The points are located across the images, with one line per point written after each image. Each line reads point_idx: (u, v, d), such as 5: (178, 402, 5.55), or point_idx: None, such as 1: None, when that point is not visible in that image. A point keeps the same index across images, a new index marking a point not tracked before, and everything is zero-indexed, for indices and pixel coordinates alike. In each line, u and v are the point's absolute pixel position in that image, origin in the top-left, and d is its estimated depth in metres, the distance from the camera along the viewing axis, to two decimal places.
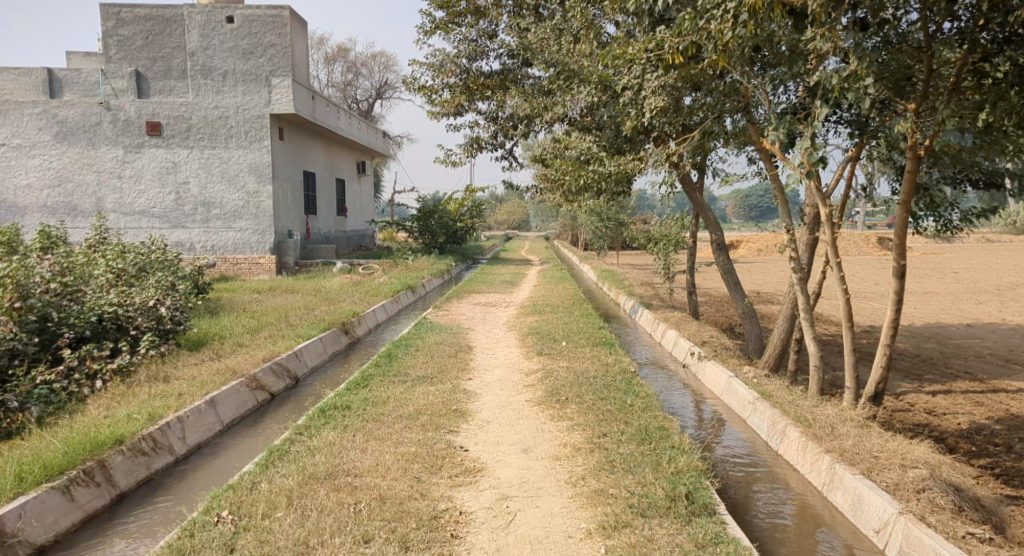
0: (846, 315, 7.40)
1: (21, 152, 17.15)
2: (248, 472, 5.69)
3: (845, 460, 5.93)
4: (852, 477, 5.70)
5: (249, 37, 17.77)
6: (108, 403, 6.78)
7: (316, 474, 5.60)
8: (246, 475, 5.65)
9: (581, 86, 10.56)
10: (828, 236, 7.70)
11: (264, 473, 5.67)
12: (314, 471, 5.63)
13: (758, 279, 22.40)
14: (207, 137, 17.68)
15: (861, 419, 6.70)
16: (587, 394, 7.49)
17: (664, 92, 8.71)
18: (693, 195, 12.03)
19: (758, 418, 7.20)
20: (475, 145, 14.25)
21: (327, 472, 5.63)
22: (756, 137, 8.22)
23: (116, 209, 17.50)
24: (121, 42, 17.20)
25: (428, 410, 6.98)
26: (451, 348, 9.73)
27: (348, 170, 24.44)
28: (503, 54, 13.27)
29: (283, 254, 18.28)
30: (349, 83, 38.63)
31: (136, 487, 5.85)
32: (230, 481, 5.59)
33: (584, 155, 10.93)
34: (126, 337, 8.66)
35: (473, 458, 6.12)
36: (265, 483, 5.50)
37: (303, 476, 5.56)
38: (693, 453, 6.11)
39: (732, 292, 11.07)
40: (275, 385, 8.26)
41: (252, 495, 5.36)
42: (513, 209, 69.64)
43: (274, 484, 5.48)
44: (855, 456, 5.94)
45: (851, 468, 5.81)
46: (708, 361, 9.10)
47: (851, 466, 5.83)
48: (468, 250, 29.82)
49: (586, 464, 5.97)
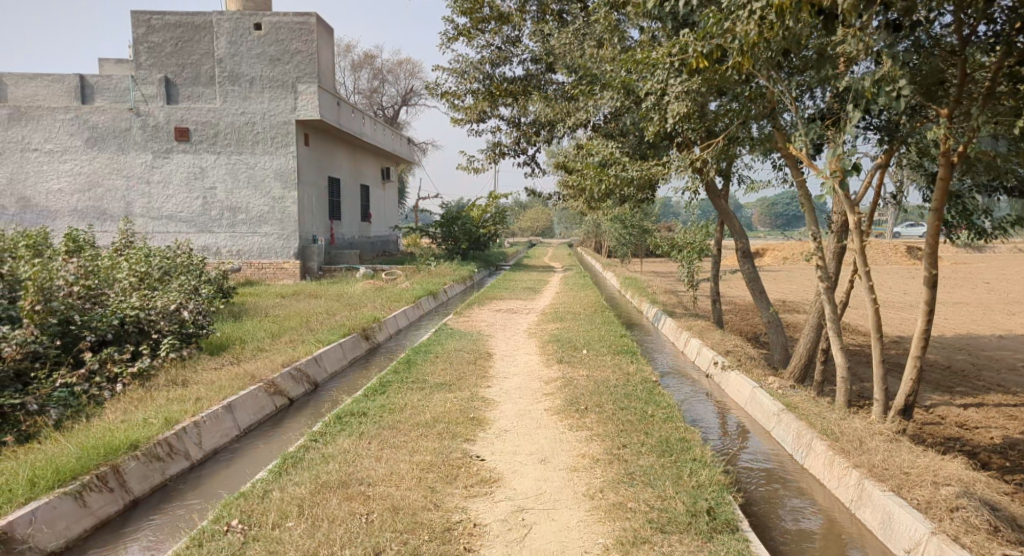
0: (874, 325, 7.20)
1: (52, 157, 17.37)
2: (261, 479, 5.64)
3: (873, 476, 5.75)
4: (881, 494, 5.52)
5: (276, 43, 17.87)
6: (126, 407, 6.78)
7: (329, 482, 5.53)
8: (259, 482, 5.60)
9: (604, 91, 10.46)
10: (856, 244, 7.51)
11: (276, 481, 5.61)
12: (327, 479, 5.57)
13: (784, 288, 22.10)
14: (233, 142, 17.81)
15: (890, 433, 6.51)
16: (608, 403, 7.36)
17: (689, 97, 8.59)
18: (718, 202, 11.85)
19: (783, 430, 7.02)
20: (497, 151, 14.18)
21: (340, 480, 5.56)
22: (783, 142, 8.06)
23: (145, 214, 17.68)
24: (150, 49, 17.39)
25: (445, 418, 6.89)
26: (470, 354, 9.65)
27: (372, 176, 24.52)
28: (526, 60, 13.20)
29: (307, 259, 18.35)
30: (375, 90, 38.82)
31: (150, 493, 5.83)
32: (244, 488, 5.54)
33: (607, 160, 10.82)
34: (148, 341, 8.69)
35: (489, 468, 6.02)
36: (277, 491, 5.44)
37: (315, 484, 5.50)
38: (716, 466, 5.96)
39: (757, 301, 10.88)
40: (294, 391, 8.23)
41: (264, 503, 5.30)
42: (537, 216, 69.62)
43: (285, 493, 5.41)
44: (884, 472, 5.75)
45: (879, 484, 5.63)
46: (731, 371, 8.93)
47: (880, 483, 5.65)
48: (491, 256, 29.79)
49: (604, 477, 5.84)
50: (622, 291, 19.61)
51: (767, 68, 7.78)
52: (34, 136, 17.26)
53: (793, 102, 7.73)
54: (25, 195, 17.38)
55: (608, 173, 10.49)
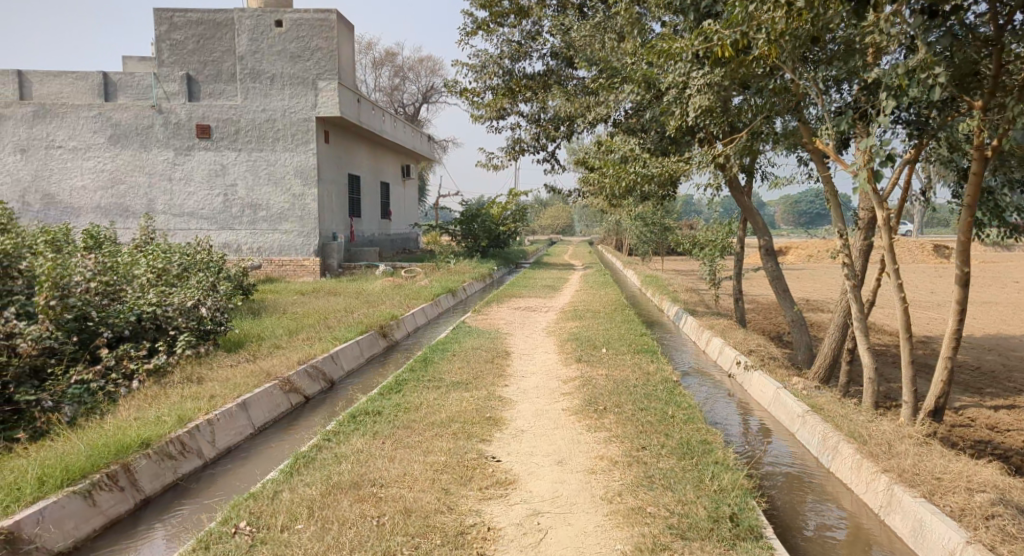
0: (903, 325, 6.99)
1: (76, 154, 17.47)
2: (272, 479, 5.56)
3: (903, 482, 5.55)
4: (912, 501, 5.33)
5: (297, 40, 17.85)
6: (140, 405, 6.73)
7: (340, 483, 5.44)
8: (270, 482, 5.52)
9: (625, 85, 10.29)
10: (885, 242, 7.30)
11: (287, 482, 5.52)
12: (339, 480, 5.48)
13: (807, 286, 21.78)
14: (254, 139, 17.82)
15: (920, 437, 6.30)
16: (627, 403, 7.21)
17: (712, 90, 8.41)
18: (741, 199, 11.64)
19: (808, 432, 6.82)
20: (517, 147, 14.05)
21: (352, 481, 5.46)
22: (809, 136, 7.86)
23: (166, 211, 17.75)
24: (173, 46, 17.42)
25: (461, 417, 6.78)
26: (488, 353, 9.54)
27: (392, 173, 24.48)
28: (547, 55, 13.05)
29: (327, 256, 18.37)
30: (396, 88, 38.84)
31: (161, 492, 5.77)
32: (255, 489, 5.45)
33: (627, 156, 10.66)
34: (165, 338, 8.67)
35: (505, 469, 5.89)
36: (287, 492, 5.35)
37: (326, 485, 5.41)
38: (738, 470, 5.79)
39: (780, 300, 10.67)
40: (310, 388, 8.16)
41: (273, 505, 5.22)
42: (557, 213, 69.42)
43: (296, 494, 5.33)
44: (914, 478, 5.55)
45: (909, 490, 5.43)
46: (754, 371, 8.73)
47: (910, 488, 5.46)
48: (511, 254, 29.67)
49: (622, 480, 5.70)
50: (643, 289, 19.41)
51: (792, 59, 7.59)
52: (58, 134, 17.36)
53: (821, 94, 7.50)
54: (49, 192, 17.50)
55: (629, 170, 10.32)
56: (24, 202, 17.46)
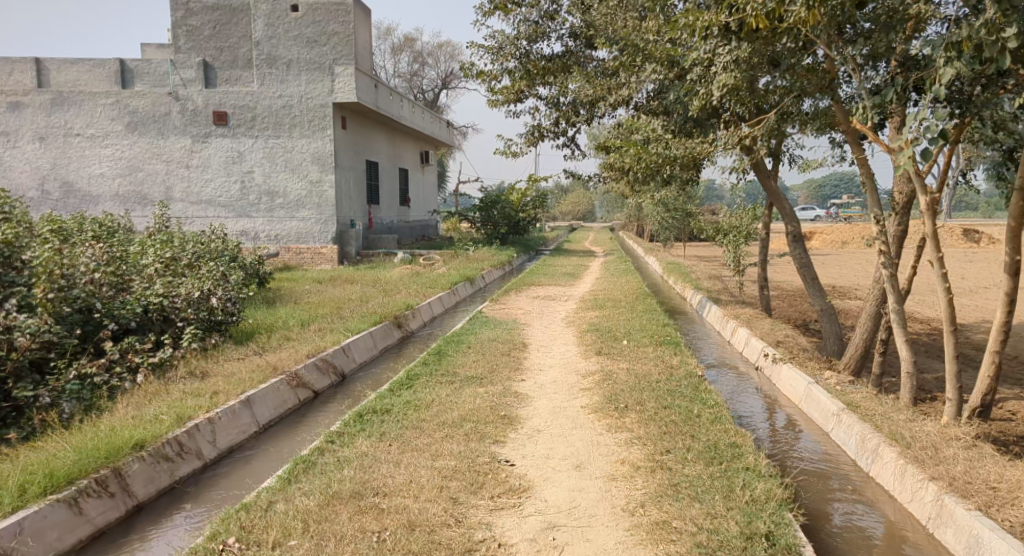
0: (948, 317, 6.55)
1: (94, 142, 17.30)
2: (268, 488, 5.27)
3: (955, 491, 5.14)
4: (964, 513, 4.93)
5: (313, 25, 17.50)
6: (140, 402, 6.49)
7: (340, 493, 5.13)
8: (265, 491, 5.23)
9: (647, 64, 9.84)
10: (928, 228, 6.82)
11: (284, 491, 5.23)
12: (339, 489, 5.17)
13: (833, 273, 21.23)
14: (271, 126, 17.53)
15: (968, 439, 5.88)
16: (649, 401, 6.83)
17: (739, 68, 7.94)
18: (768, 184, 11.15)
19: (844, 432, 6.41)
20: (536, 133, 13.65)
21: (353, 490, 5.16)
22: (843, 116, 7.38)
23: (184, 198, 17.56)
24: (190, 32, 17.13)
25: (474, 416, 6.45)
26: (504, 345, 9.19)
27: (410, 159, 24.14)
28: (565, 35, 12.59)
29: (345, 243, 18.10)
30: (415, 74, 38.44)
31: (157, 497, 5.53)
32: (249, 498, 5.18)
33: (649, 138, 10.23)
34: (172, 329, 8.40)
35: (519, 475, 5.56)
36: (282, 504, 5.05)
37: (325, 495, 5.11)
38: (771, 477, 5.40)
39: (809, 288, 10.22)
40: (318, 383, 7.88)
41: (266, 517, 4.92)
42: (578, 199, 68.90)
43: (292, 505, 5.03)
44: (967, 487, 5.15)
45: (962, 502, 5.02)
46: (783, 364, 8.30)
47: (963, 499, 5.05)
48: (531, 241, 29.32)
49: (645, 489, 5.34)
50: (665, 277, 18.98)
51: (827, 32, 7.11)
52: (76, 121, 17.19)
53: (857, 68, 6.99)
54: (68, 179, 17.36)
55: (652, 152, 9.81)
56: (43, 191, 17.36)
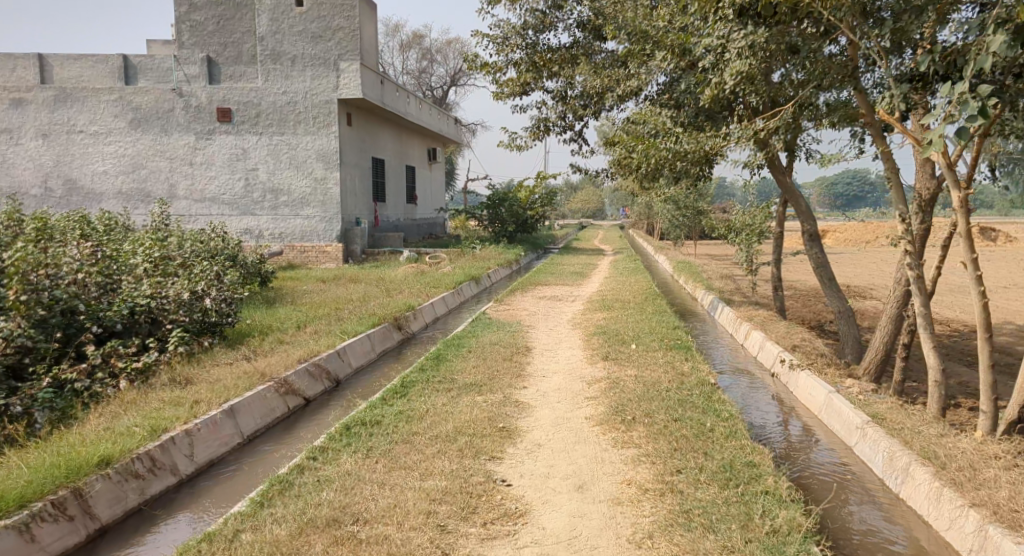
0: (983, 323, 6.07)
1: (97, 139, 16.99)
2: (239, 514, 4.91)
3: (1001, 521, 4.72)
4: (1010, 547, 4.50)
5: (318, 20, 17.05)
6: (116, 413, 6.18)
7: (316, 520, 4.77)
8: (235, 518, 4.87)
9: (657, 53, 9.41)
10: (961, 226, 6.35)
11: (255, 517, 4.87)
12: (315, 515, 4.82)
13: (846, 272, 20.69)
14: (275, 123, 17.16)
15: (1008, 459, 5.46)
16: (659, 412, 6.40)
17: (754, 55, 7.49)
18: (784, 180, 10.66)
19: (868, 446, 5.98)
20: (542, 127, 13.20)
21: (330, 517, 4.80)
22: (866, 108, 6.92)
23: (187, 196, 17.24)
24: (193, 27, 16.81)
25: (471, 429, 6.05)
26: (506, 349, 8.79)
27: (417, 156, 23.73)
28: (573, 25, 12.12)
29: (350, 242, 17.70)
30: (424, 71, 38.04)
31: (123, 518, 5.26)
32: (216, 526, 4.81)
33: (658, 131, 9.80)
34: (160, 332, 8.02)
35: (517, 497, 5.18)
36: (249, 533, 4.69)
37: (299, 522, 4.75)
38: (792, 502, 4.99)
39: (825, 290, 9.76)
40: (311, 389, 7.54)
41: (231, 549, 4.56)
42: (588, 197, 68.34)
43: (259, 535, 4.67)
44: (1013, 516, 4.72)
45: (1009, 534, 4.59)
46: (801, 371, 7.84)
47: (1010, 531, 4.62)
48: (539, 239, 28.90)
49: (653, 516, 4.94)
50: (676, 276, 18.51)
51: (851, 13, 6.65)
52: (79, 118, 16.88)
53: (883, 54, 6.56)
54: (71, 177, 17.07)
55: (659, 146, 9.53)
56: (46, 189, 17.06)
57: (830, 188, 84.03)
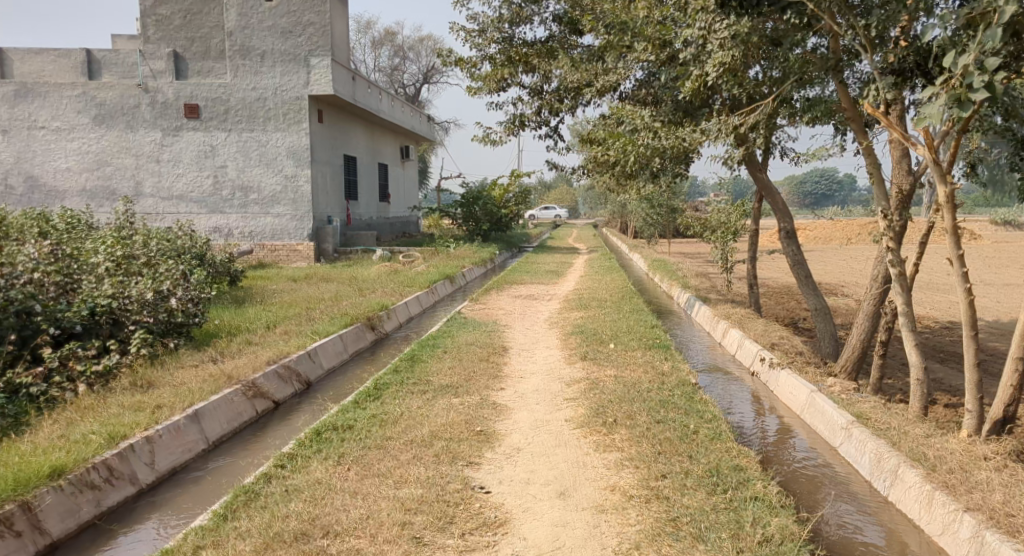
0: (968, 321, 5.99)
1: (60, 135, 16.50)
2: (201, 528, 4.66)
3: (998, 526, 4.61)
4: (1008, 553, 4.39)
5: (288, 15, 16.69)
6: (73, 419, 5.89)
7: (283, 534, 4.55)
8: (196, 533, 4.62)
9: (636, 46, 9.25)
10: (947, 223, 6.26)
11: (217, 532, 4.62)
12: (282, 529, 4.58)
13: (820, 270, 20.77)
14: (245, 119, 16.77)
15: (997, 460, 5.37)
16: (641, 414, 6.24)
17: (736, 46, 7.36)
18: (761, 177, 10.57)
19: (854, 447, 5.87)
20: (517, 122, 13.03)
21: (299, 531, 4.57)
22: (849, 101, 6.83)
23: (154, 194, 16.79)
24: (159, 22, 16.43)
25: (447, 433, 5.84)
26: (482, 349, 8.59)
27: (390, 154, 23.41)
28: (549, 19, 11.95)
29: (322, 240, 17.35)
30: (396, 68, 37.70)
31: (76, 533, 5.00)
32: (175, 542, 4.56)
33: (636, 126, 9.64)
34: (122, 334, 7.69)
35: (496, 505, 4.99)
36: (211, 550, 4.44)
37: (264, 538, 4.52)
38: (784, 509, 4.86)
39: (803, 287, 9.68)
40: (280, 392, 7.28)
41: None
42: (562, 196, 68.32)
43: (223, 551, 4.43)
44: (1010, 521, 4.61)
45: (1007, 540, 4.48)
46: (782, 369, 7.72)
47: (1007, 536, 4.51)
48: (514, 238, 28.72)
49: (639, 525, 4.77)
50: (652, 274, 18.42)
51: (835, 4, 6.55)
52: (40, 113, 16.39)
53: (868, 46, 6.47)
54: (33, 174, 16.55)
55: (638, 142, 9.35)
56: (6, 186, 16.53)
57: (800, 187, 84.87)
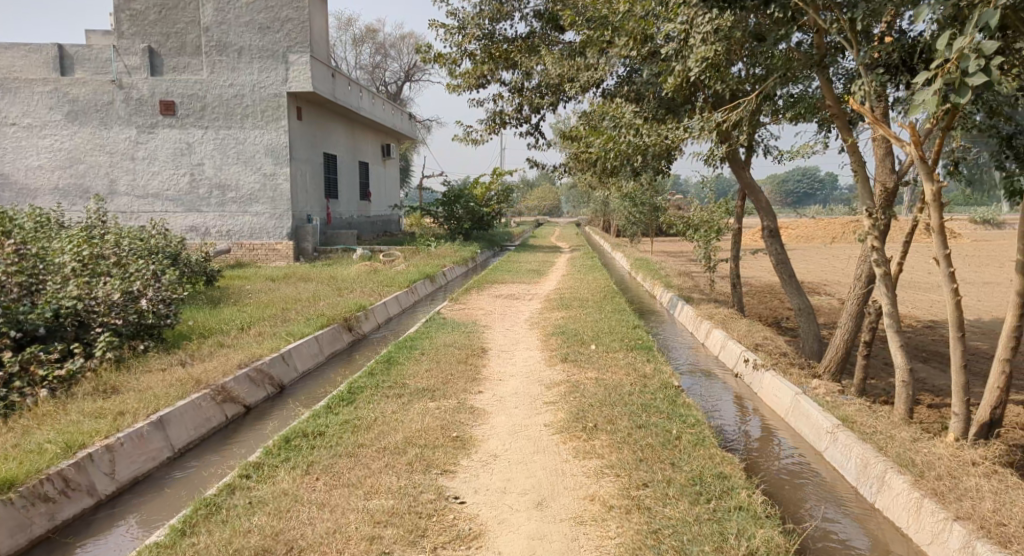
0: (954, 322, 5.88)
1: (31, 132, 16.14)
2: (159, 544, 4.47)
3: (988, 536, 4.51)
4: None
5: (265, 11, 16.40)
6: (31, 427, 5.65)
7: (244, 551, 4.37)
8: (154, 550, 4.42)
9: (618, 41, 9.09)
10: (933, 222, 6.14)
11: (175, 549, 4.43)
12: (244, 545, 4.40)
13: (802, 269, 20.73)
14: (221, 116, 16.47)
15: (985, 466, 5.27)
16: (622, 419, 6.08)
17: (718, 41, 7.21)
18: (743, 175, 10.44)
19: (839, 452, 5.75)
20: (498, 120, 12.85)
21: (261, 548, 4.39)
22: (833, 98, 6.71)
23: (128, 192, 16.45)
24: (133, 17, 16.05)
25: (422, 439, 5.66)
26: (461, 351, 8.40)
27: (371, 152, 23.14)
28: (530, 15, 11.78)
29: (301, 240, 17.06)
30: (377, 66, 37.37)
31: (29, 549, 4.80)
32: None
33: (618, 123, 9.50)
34: (87, 336, 7.43)
35: (471, 516, 4.82)
36: None
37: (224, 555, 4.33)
38: (769, 520, 4.73)
39: (786, 287, 9.56)
40: (252, 396, 7.06)
41: None
42: (545, 194, 68.11)
43: None
44: (1001, 531, 4.51)
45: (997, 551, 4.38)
46: (766, 371, 7.60)
47: (997, 547, 4.41)
48: (496, 237, 28.52)
49: (619, 537, 4.62)
50: (634, 273, 18.29)
51: None
52: (11, 110, 16.03)
53: (853, 40, 6.34)
54: (3, 172, 16.18)
55: (619, 139, 9.17)
56: None
57: (782, 185, 85.21)
